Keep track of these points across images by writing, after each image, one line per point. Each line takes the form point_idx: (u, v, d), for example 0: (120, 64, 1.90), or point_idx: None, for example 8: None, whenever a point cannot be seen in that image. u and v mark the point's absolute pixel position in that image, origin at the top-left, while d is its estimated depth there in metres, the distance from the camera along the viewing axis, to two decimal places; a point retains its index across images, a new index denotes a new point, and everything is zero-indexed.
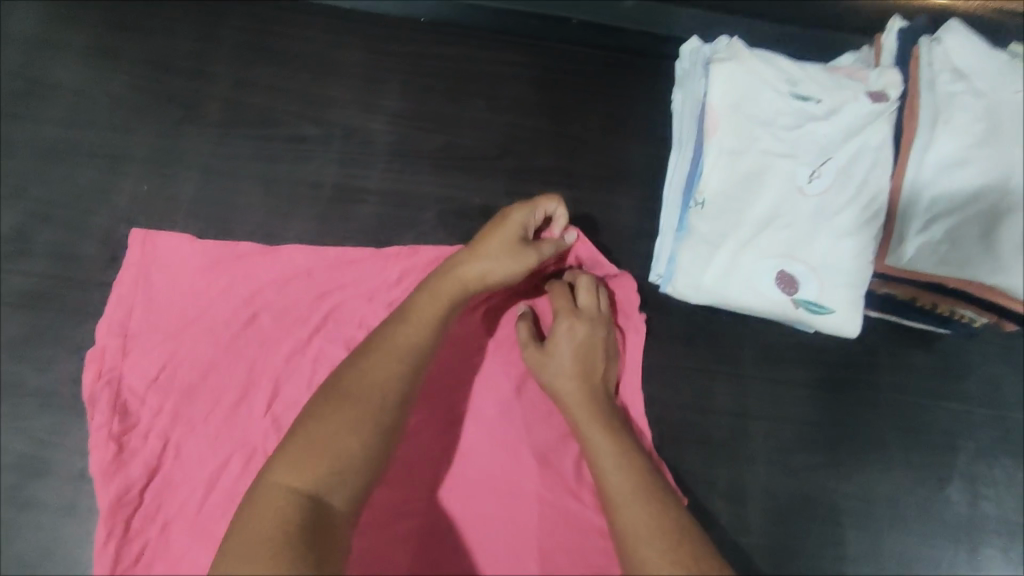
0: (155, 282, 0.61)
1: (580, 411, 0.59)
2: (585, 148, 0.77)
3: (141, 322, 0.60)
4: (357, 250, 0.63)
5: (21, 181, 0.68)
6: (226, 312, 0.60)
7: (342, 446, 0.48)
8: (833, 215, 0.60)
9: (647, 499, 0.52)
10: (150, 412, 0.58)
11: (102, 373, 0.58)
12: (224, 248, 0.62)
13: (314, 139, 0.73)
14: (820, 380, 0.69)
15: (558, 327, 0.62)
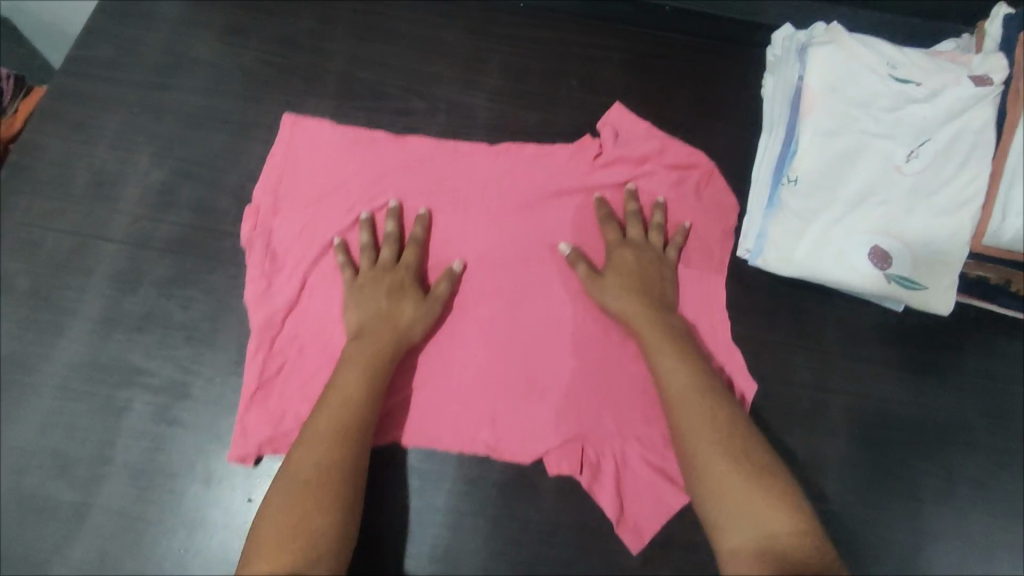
0: (302, 157, 0.72)
1: (649, 335, 0.63)
2: (674, 127, 0.80)
3: (291, 190, 0.71)
4: (472, 145, 0.73)
5: (167, 142, 0.76)
6: (359, 184, 0.71)
7: (314, 523, 0.51)
8: (931, 193, 0.61)
9: (729, 435, 0.55)
10: (292, 260, 0.69)
11: (257, 226, 0.70)
12: (360, 133, 0.73)
13: (420, 112, 0.79)
14: (904, 361, 0.70)
15: (613, 254, 0.67)
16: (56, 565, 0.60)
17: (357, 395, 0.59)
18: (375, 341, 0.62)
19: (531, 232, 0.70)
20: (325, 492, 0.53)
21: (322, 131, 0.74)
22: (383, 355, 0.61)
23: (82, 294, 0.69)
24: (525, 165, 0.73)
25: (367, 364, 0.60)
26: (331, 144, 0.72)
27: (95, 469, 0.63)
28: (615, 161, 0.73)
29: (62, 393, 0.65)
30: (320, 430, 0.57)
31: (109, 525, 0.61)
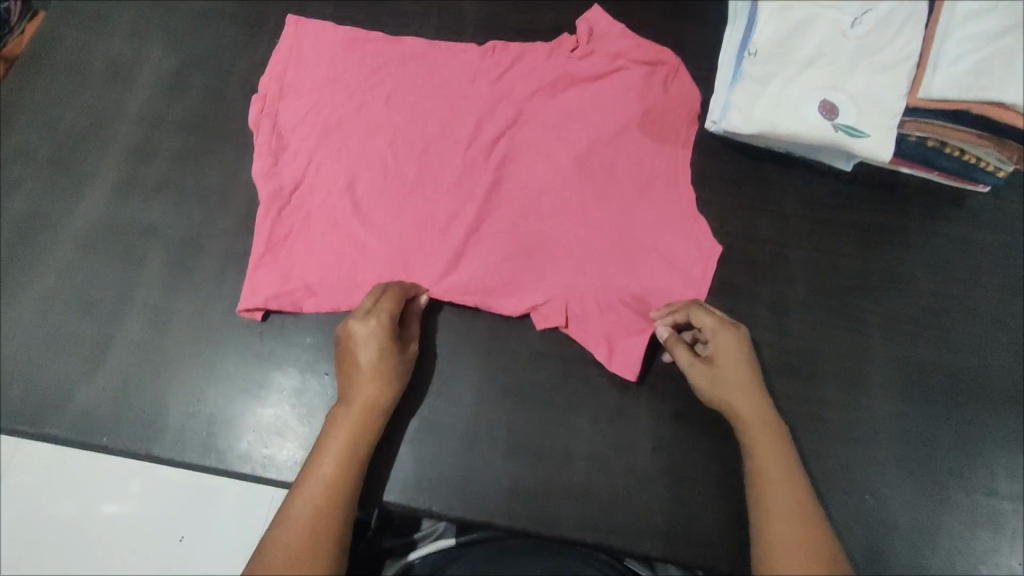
0: (304, 49, 0.76)
1: (753, 416, 0.60)
2: (649, 25, 0.87)
3: (292, 78, 0.75)
4: (464, 45, 0.77)
5: (178, 34, 0.82)
6: (357, 76, 0.75)
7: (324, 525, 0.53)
8: (872, 54, 0.69)
9: (803, 494, 0.56)
10: (297, 139, 0.73)
11: (264, 108, 0.74)
12: (354, 31, 0.77)
13: (414, 10, 0.85)
14: (858, 222, 0.78)
15: (717, 341, 0.62)
16: (81, 388, 0.65)
17: (352, 447, 0.57)
18: (367, 413, 0.58)
19: (519, 116, 0.75)
20: (338, 499, 0.54)
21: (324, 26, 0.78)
22: (369, 412, 0.58)
23: (101, 162, 0.75)
24: (512, 66, 0.77)
25: (360, 417, 0.58)
26: (333, 39, 0.77)
27: (116, 308, 0.68)
28: (593, 53, 0.77)
29: (84, 245, 0.71)
30: (327, 465, 0.55)
31: (131, 356, 0.67)
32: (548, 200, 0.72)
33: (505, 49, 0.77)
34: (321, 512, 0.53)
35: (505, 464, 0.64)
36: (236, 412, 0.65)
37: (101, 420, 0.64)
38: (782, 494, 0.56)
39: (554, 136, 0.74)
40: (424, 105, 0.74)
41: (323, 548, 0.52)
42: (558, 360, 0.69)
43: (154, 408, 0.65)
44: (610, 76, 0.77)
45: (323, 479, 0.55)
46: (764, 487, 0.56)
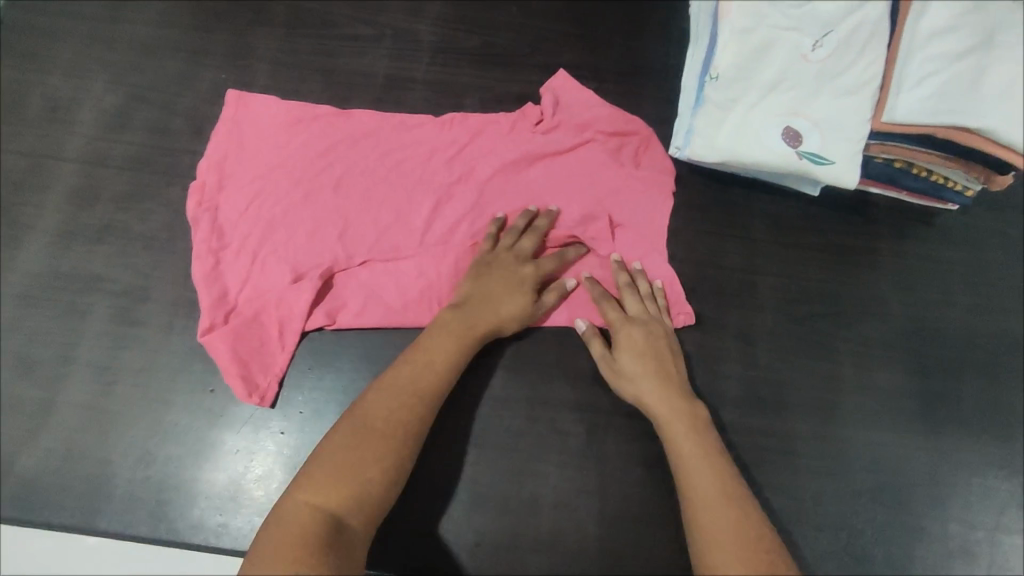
0: (246, 133, 0.73)
1: (671, 416, 0.60)
2: (610, 47, 0.84)
3: (235, 171, 0.71)
4: (420, 117, 0.75)
5: (120, 70, 0.78)
6: (304, 157, 0.71)
7: (363, 465, 0.52)
8: (834, 77, 0.67)
9: (726, 501, 0.54)
10: (239, 237, 0.69)
11: (203, 203, 0.70)
12: (302, 108, 0.74)
13: (367, 38, 0.82)
14: (827, 246, 0.76)
15: (618, 334, 0.65)
16: (22, 457, 0.62)
17: (427, 398, 0.58)
18: (459, 321, 0.63)
19: (481, 196, 0.73)
20: (388, 447, 0.54)
21: (266, 106, 0.74)
22: (462, 336, 0.63)
23: (40, 210, 0.71)
24: (472, 137, 0.75)
25: (460, 336, 0.63)
26: (277, 118, 0.73)
27: (58, 367, 0.65)
28: (557, 127, 0.75)
29: (24, 301, 0.67)
30: (405, 379, 0.59)
31: (75, 418, 0.64)
32: None
33: (464, 121, 0.75)
34: (390, 418, 0.55)
35: (470, 517, 0.62)
36: (186, 477, 0.63)
37: (45, 491, 0.61)
38: (687, 448, 0.58)
39: (518, 210, 0.72)
40: (381, 187, 0.72)
41: (356, 489, 0.51)
42: (522, 404, 0.66)
43: (100, 475, 0.62)
44: (575, 150, 0.74)
45: (389, 397, 0.57)
46: (682, 480, 0.57)
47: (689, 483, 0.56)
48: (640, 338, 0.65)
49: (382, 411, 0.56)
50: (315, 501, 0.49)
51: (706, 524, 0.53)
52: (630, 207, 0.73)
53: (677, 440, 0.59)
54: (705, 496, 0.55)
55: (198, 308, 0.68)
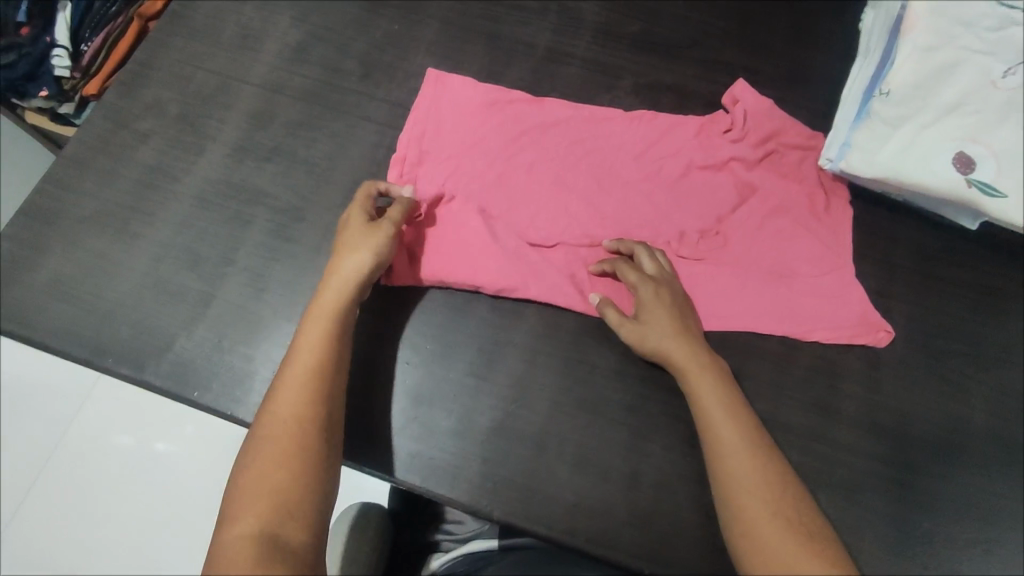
0: (442, 112, 0.78)
1: (714, 400, 0.61)
2: (770, 51, 0.84)
3: (431, 148, 0.76)
4: (609, 111, 0.79)
5: (305, 9, 0.85)
6: (501, 139, 0.77)
7: (282, 443, 0.55)
8: (1023, 108, 0.65)
9: (769, 495, 0.56)
10: (439, 208, 0.74)
11: (404, 173, 0.75)
12: (498, 93, 0.79)
13: (534, 9, 0.85)
14: (973, 285, 0.73)
15: (643, 293, 0.67)
16: (179, 339, 0.68)
17: (314, 366, 0.59)
18: (335, 292, 0.64)
19: (668, 197, 0.75)
20: (291, 427, 0.56)
21: (462, 88, 0.79)
22: (331, 310, 0.63)
23: (222, 125, 0.78)
24: (657, 135, 0.78)
25: (327, 320, 0.62)
26: (474, 101, 0.78)
27: (220, 267, 0.71)
28: (744, 136, 0.77)
29: (198, 202, 0.74)
30: (313, 334, 0.61)
31: (228, 314, 0.70)
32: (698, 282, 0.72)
33: (651, 123, 0.78)
34: (293, 403, 0.57)
35: (569, 477, 0.64)
36: None
37: (194, 373, 0.67)
38: (728, 429, 0.59)
39: (704, 212, 0.75)
40: (572, 178, 0.76)
41: (283, 467, 0.54)
42: (635, 382, 0.67)
43: (243, 369, 0.67)
44: (761, 163, 0.76)
45: (316, 334, 0.61)
46: (720, 467, 0.59)
47: (726, 464, 0.58)
48: (658, 304, 0.66)
49: (297, 382, 0.58)
50: (287, 422, 0.56)
51: (742, 501, 0.56)
52: (815, 226, 0.74)
53: (711, 415, 0.61)
54: (741, 478, 0.57)
55: None
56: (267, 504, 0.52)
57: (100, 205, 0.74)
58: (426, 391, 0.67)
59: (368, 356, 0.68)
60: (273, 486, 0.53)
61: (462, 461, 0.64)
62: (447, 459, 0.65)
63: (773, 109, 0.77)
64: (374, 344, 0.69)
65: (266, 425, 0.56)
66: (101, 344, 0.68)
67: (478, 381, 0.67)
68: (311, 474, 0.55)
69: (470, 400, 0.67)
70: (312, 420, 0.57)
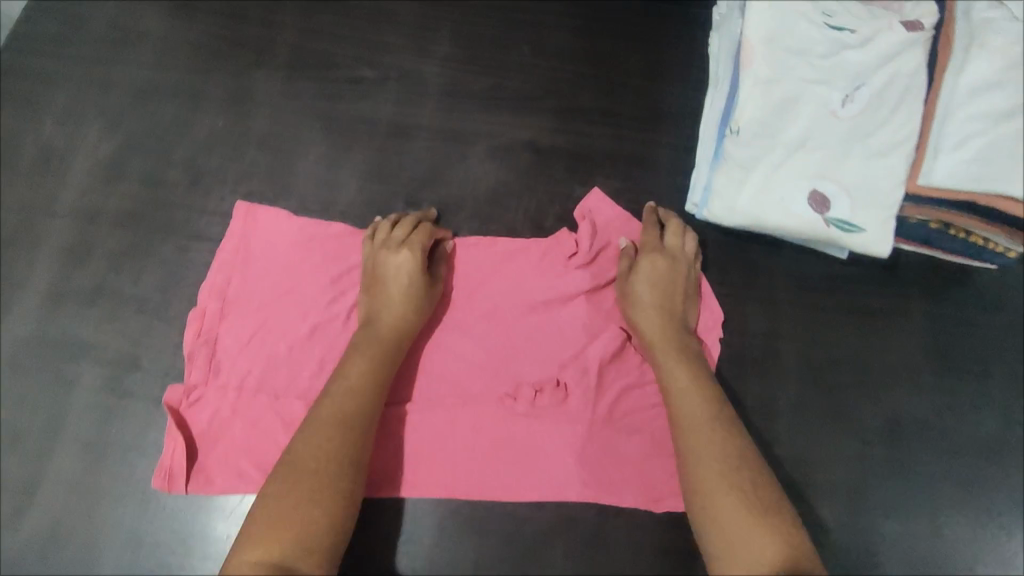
0: (253, 254, 0.68)
1: (687, 397, 0.60)
2: (625, 88, 0.80)
3: (236, 303, 0.67)
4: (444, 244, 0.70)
5: (116, 116, 0.76)
6: (314, 290, 0.67)
7: (303, 493, 0.52)
8: (866, 137, 0.63)
9: (746, 514, 0.52)
10: (238, 376, 0.65)
11: (201, 332, 0.66)
12: (318, 227, 0.69)
13: (371, 80, 0.79)
14: (854, 310, 0.71)
15: (641, 261, 0.67)
16: (9, 540, 0.61)
17: (358, 397, 0.59)
18: (384, 326, 0.63)
19: (511, 344, 0.69)
20: (327, 446, 0.55)
21: (279, 221, 0.69)
22: (385, 349, 0.62)
23: (31, 269, 0.69)
24: (498, 276, 0.70)
25: (374, 356, 0.62)
26: (286, 241, 0.69)
27: (46, 442, 0.63)
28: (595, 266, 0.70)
29: (12, 368, 0.65)
30: (354, 380, 0.60)
31: (63, 497, 0.61)
32: (534, 444, 0.67)
33: (494, 258, 0.71)
34: (319, 450, 0.55)
35: None
36: (178, 559, 0.61)
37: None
38: (704, 437, 0.57)
39: (545, 362, 0.68)
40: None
41: (302, 508, 0.51)
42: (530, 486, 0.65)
43: (86, 561, 0.60)
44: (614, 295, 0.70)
45: (361, 366, 0.61)
46: (693, 477, 0.56)
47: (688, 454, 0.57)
48: (647, 292, 0.66)
49: (326, 431, 0.56)
50: (317, 449, 0.55)
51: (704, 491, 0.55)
52: None
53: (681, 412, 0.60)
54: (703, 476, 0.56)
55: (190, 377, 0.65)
56: (291, 531, 0.50)
57: None
58: None
59: None
60: (296, 520, 0.51)
61: None
62: None
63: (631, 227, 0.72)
64: None
65: (299, 447, 0.55)
66: None
67: None
68: (338, 517, 0.53)
69: None
70: (341, 453, 0.55)
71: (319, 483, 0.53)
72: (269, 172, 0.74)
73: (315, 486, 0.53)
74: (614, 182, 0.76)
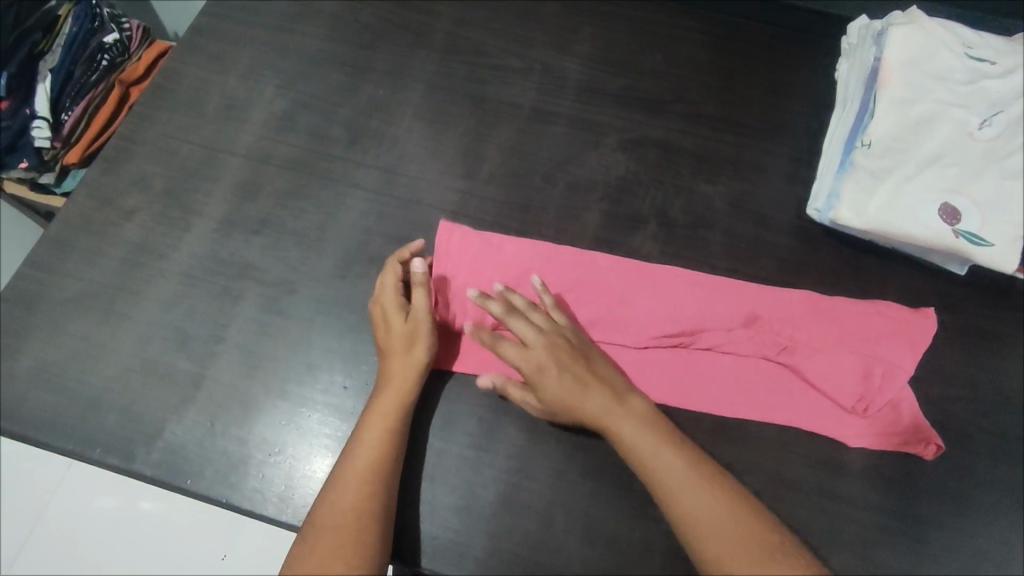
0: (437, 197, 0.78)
1: (608, 414, 0.62)
2: (752, 102, 0.85)
3: (454, 240, 0.73)
4: (582, 205, 0.78)
5: (289, 77, 0.85)
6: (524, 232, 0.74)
7: (350, 514, 0.57)
8: (1001, 157, 0.66)
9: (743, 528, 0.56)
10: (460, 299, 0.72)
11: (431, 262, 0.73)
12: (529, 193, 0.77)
13: (517, 70, 0.86)
14: (966, 328, 0.73)
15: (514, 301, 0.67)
16: (170, 425, 0.66)
17: (389, 423, 0.62)
18: (400, 389, 0.64)
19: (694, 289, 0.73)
20: (370, 475, 0.59)
21: (442, 176, 0.79)
22: (403, 395, 0.64)
23: (209, 198, 0.77)
24: (626, 228, 0.77)
25: (390, 421, 0.62)
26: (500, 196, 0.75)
27: (210, 345, 0.70)
28: (720, 235, 0.77)
29: (186, 279, 0.73)
30: (372, 435, 0.62)
31: (219, 394, 0.68)
32: (720, 373, 0.70)
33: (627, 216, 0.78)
34: (360, 478, 0.59)
35: (579, 549, 0.62)
36: (313, 466, 0.65)
37: (186, 458, 0.65)
38: (646, 450, 0.60)
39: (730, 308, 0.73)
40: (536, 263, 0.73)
41: (355, 533, 0.56)
42: None
43: (236, 453, 0.65)
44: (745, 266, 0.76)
45: (382, 420, 0.62)
46: (667, 500, 0.58)
47: (655, 476, 0.59)
48: (542, 324, 0.66)
49: (367, 454, 0.60)
50: (347, 506, 0.58)
51: (691, 519, 0.57)
52: (851, 316, 0.73)
53: (626, 441, 0.61)
54: (683, 501, 0.58)
55: (342, 306, 0.72)
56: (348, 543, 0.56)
57: (85, 286, 0.73)
58: (427, 466, 0.65)
59: (428, 444, 0.66)
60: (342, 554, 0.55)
61: (466, 537, 0.63)
62: (452, 536, 0.63)
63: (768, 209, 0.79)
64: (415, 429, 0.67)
65: (327, 510, 0.57)
66: (87, 432, 0.66)
67: (478, 453, 0.66)
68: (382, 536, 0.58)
69: (474, 473, 0.65)
70: (378, 488, 0.59)
71: (351, 540, 0.56)
72: (420, 140, 0.81)
73: (348, 542, 0.56)
74: (737, 183, 0.80)
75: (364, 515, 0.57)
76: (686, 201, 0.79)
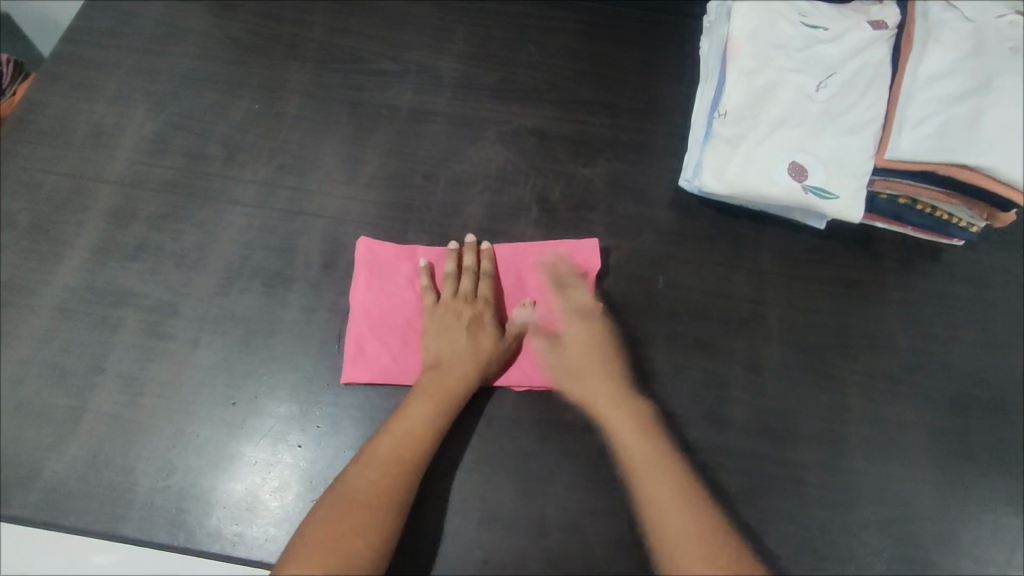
0: (318, 205, 0.78)
1: (625, 429, 0.65)
2: (624, 86, 0.88)
3: (389, 253, 0.75)
4: (464, 199, 0.80)
5: (160, 100, 0.83)
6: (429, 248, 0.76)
7: (345, 527, 0.56)
8: (839, 115, 0.71)
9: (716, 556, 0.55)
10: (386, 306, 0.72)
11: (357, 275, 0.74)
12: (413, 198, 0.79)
13: (393, 73, 0.87)
14: (834, 279, 0.77)
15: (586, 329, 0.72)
16: (50, 463, 0.64)
17: (413, 432, 0.63)
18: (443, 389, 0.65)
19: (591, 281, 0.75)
20: (386, 488, 0.59)
21: (323, 184, 0.80)
22: (447, 393, 0.65)
23: (80, 229, 0.75)
24: (509, 218, 0.79)
25: (417, 427, 0.63)
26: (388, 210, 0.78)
27: (90, 377, 0.68)
28: (600, 215, 0.80)
29: (59, 313, 0.71)
30: (383, 444, 0.62)
31: (101, 426, 0.66)
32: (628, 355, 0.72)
33: (509, 205, 0.80)
34: (371, 487, 0.59)
35: (479, 533, 0.63)
36: (205, 487, 0.64)
37: (70, 495, 0.63)
38: (651, 464, 0.62)
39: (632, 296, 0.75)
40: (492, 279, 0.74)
41: (341, 545, 0.55)
42: (531, 427, 0.68)
43: (123, 483, 0.64)
44: (626, 242, 0.79)
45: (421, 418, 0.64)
46: (649, 511, 0.60)
47: (646, 484, 0.61)
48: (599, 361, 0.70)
49: (377, 464, 0.60)
50: (334, 519, 0.56)
51: (668, 532, 0.58)
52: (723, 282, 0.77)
53: (630, 452, 0.63)
54: (661, 514, 0.59)
55: (225, 323, 0.71)
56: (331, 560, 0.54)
57: None
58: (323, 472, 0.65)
59: (322, 450, 0.66)
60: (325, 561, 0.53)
61: None
62: None
63: (644, 186, 0.82)
64: (308, 437, 0.67)
65: (316, 522, 0.56)
66: None
67: None
68: (370, 549, 0.56)
69: None
70: (387, 495, 0.59)
71: (334, 549, 0.54)
72: (299, 151, 0.81)
73: (330, 551, 0.54)
74: (613, 164, 0.83)
75: (360, 522, 0.56)
76: (566, 185, 0.81)
